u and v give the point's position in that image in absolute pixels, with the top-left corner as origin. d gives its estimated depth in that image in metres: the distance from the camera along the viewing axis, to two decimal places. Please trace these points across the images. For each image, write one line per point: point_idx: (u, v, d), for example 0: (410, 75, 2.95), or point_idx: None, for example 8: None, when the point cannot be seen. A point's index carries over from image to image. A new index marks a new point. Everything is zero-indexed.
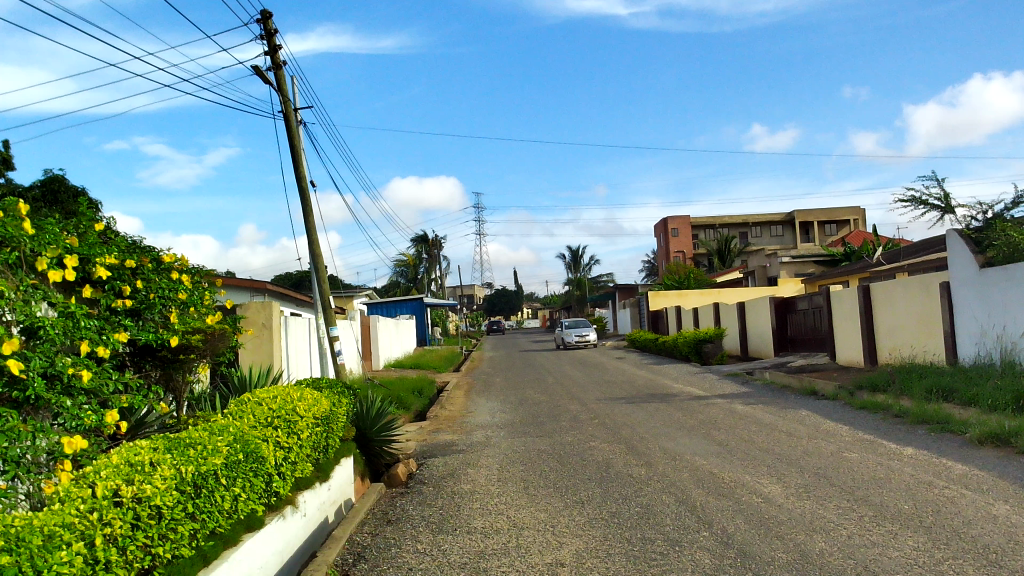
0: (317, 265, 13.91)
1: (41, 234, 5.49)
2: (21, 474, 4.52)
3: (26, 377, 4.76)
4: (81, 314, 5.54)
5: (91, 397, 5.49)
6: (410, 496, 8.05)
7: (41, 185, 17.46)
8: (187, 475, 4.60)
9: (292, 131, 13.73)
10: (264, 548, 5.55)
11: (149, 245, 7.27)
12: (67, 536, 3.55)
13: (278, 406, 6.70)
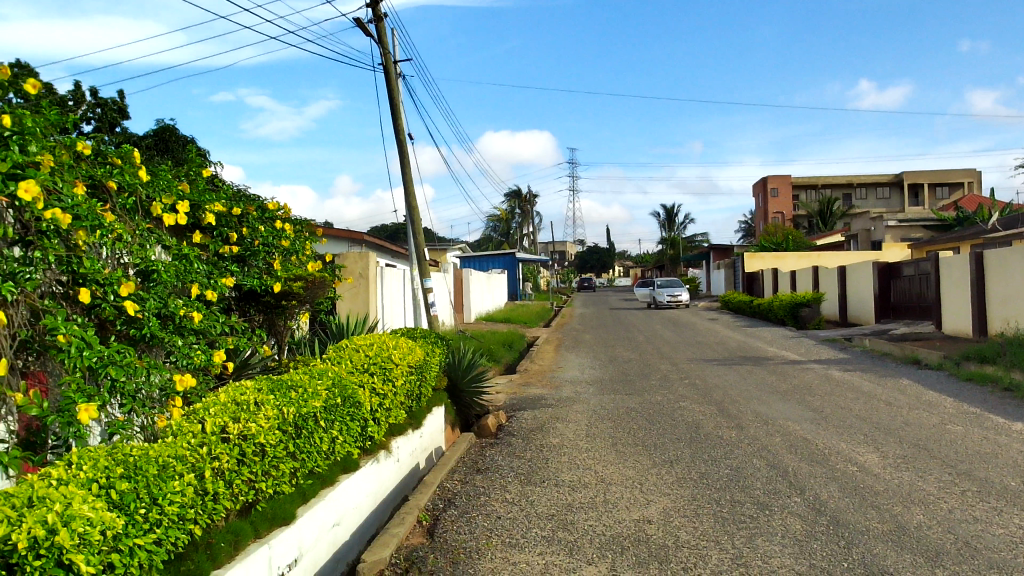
0: (413, 217, 14.10)
1: (156, 181, 5.80)
2: (137, 407, 4.77)
3: (142, 317, 5.02)
4: (192, 259, 5.81)
5: (200, 337, 5.74)
6: (500, 447, 8.16)
7: (154, 134, 18.08)
8: (289, 415, 4.78)
9: (393, 84, 13.86)
10: (359, 490, 5.76)
11: (255, 194, 7.50)
12: (180, 467, 3.75)
13: (375, 353, 6.89)
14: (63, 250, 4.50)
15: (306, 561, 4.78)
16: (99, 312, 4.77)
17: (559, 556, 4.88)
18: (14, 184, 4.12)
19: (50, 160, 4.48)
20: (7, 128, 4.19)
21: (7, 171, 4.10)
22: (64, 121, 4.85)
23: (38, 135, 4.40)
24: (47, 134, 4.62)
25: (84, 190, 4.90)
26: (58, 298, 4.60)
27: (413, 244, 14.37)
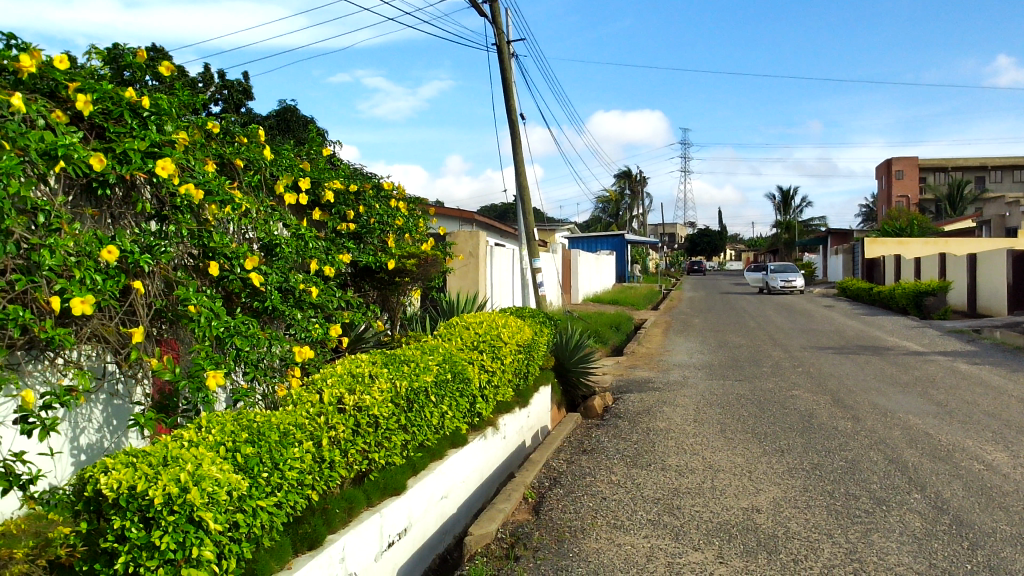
0: (523, 196, 14.15)
1: (279, 160, 6.03)
2: (259, 376, 4.99)
3: (265, 290, 5.24)
4: (312, 235, 6.01)
5: (319, 311, 5.95)
6: (606, 429, 8.13)
7: (276, 115, 18.73)
8: (401, 389, 4.91)
9: (506, 64, 13.90)
10: (467, 465, 5.87)
11: (371, 172, 7.69)
12: (299, 435, 3.90)
13: (485, 331, 6.98)
14: (195, 224, 4.75)
15: (415, 531, 4.92)
16: (226, 285, 5.01)
17: (665, 541, 4.85)
18: (151, 162, 4.40)
19: (183, 139, 4.74)
20: (145, 109, 4.47)
21: (145, 149, 4.37)
22: (196, 102, 5.11)
23: (172, 115, 4.65)
24: (180, 114, 4.88)
25: (213, 168, 5.15)
26: (189, 269, 4.85)
27: (522, 223, 14.42)
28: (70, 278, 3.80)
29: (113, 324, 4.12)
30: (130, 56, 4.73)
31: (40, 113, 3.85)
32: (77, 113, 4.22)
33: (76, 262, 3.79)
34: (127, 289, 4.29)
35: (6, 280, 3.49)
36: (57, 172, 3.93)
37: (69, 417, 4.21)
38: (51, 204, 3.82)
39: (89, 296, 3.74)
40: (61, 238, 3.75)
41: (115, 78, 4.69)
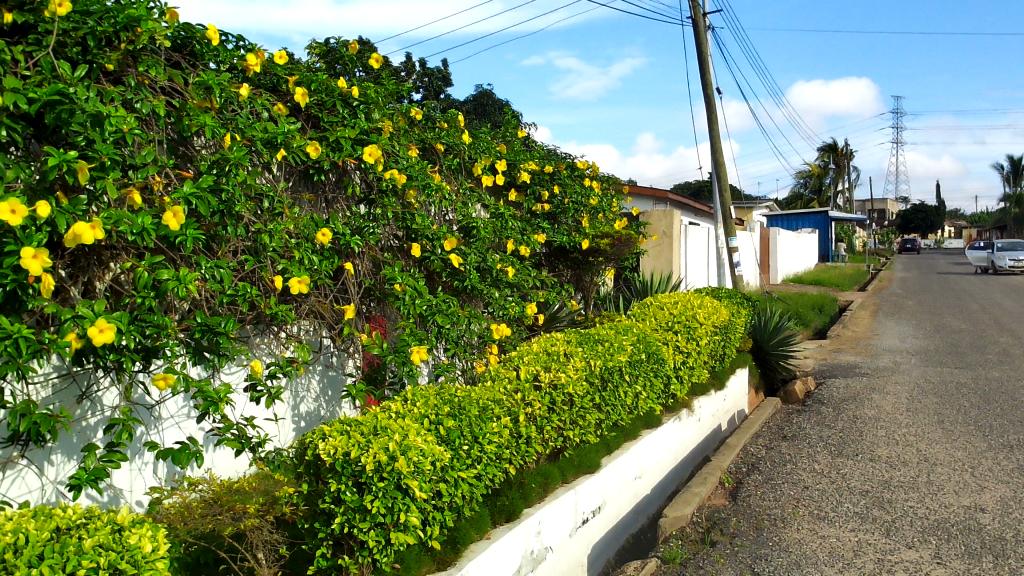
0: (719, 173, 13.72)
1: (477, 143, 6.21)
2: (459, 352, 5.15)
3: (465, 270, 5.41)
4: (508, 216, 6.13)
5: (515, 290, 6.07)
6: (808, 415, 7.76)
7: (473, 100, 19.22)
8: (596, 368, 4.93)
9: (701, 37, 13.51)
10: (661, 447, 5.81)
11: (565, 153, 7.72)
12: (497, 410, 4.01)
13: (680, 312, 6.87)
14: (399, 208, 4.98)
15: (610, 509, 4.94)
16: (429, 265, 5.19)
17: (874, 536, 4.57)
18: (360, 148, 4.66)
19: (389, 126, 4.98)
20: (355, 99, 4.76)
21: (355, 137, 4.64)
22: (400, 90, 5.35)
23: (379, 104, 4.91)
24: (386, 102, 5.14)
25: (417, 152, 5.38)
26: (395, 250, 5.10)
27: (718, 201, 13.98)
28: (291, 258, 4.10)
29: (327, 301, 4.40)
30: (343, 50, 5.05)
31: (264, 107, 4.19)
32: (296, 105, 4.57)
33: (296, 243, 4.10)
34: (340, 270, 4.59)
35: (238, 260, 3.83)
36: (280, 160, 4.25)
37: (290, 387, 4.63)
38: (275, 189, 4.14)
39: (306, 276, 4.02)
40: (283, 221, 4.06)
41: (329, 71, 5.02)
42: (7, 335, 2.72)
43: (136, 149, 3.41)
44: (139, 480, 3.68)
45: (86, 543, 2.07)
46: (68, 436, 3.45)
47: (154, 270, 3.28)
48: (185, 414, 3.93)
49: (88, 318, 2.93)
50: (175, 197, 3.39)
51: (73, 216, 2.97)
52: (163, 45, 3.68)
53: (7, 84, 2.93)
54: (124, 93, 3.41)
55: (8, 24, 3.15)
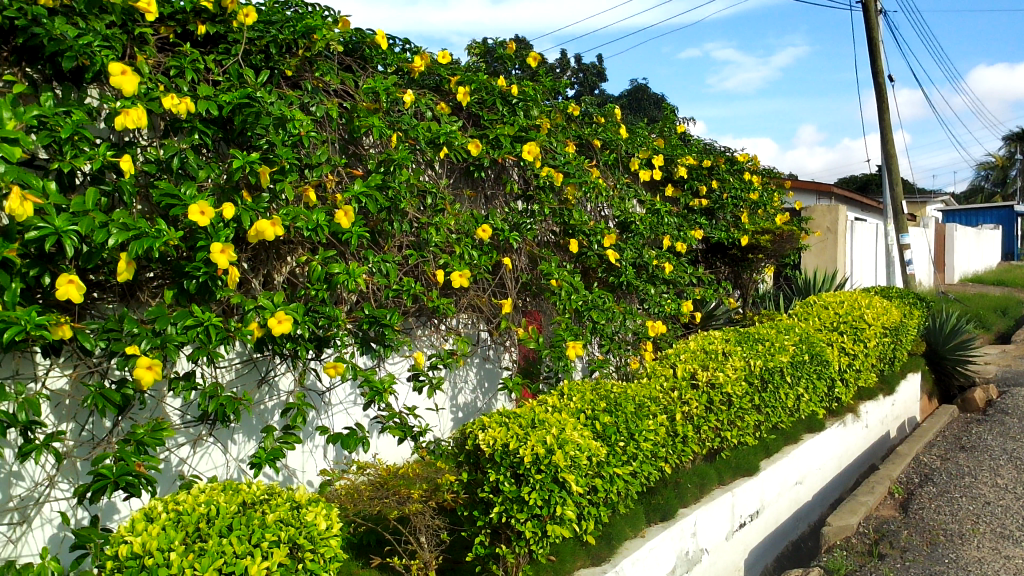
0: (891, 165, 12.95)
1: (634, 137, 6.16)
2: (614, 349, 5.13)
3: (621, 266, 5.38)
4: (665, 212, 6.05)
5: (671, 287, 5.98)
6: (989, 426, 7.20)
7: (627, 95, 19.01)
8: (755, 368, 4.78)
9: (872, 22, 12.78)
10: (824, 452, 5.57)
11: (724, 146, 7.52)
12: (654, 408, 3.97)
13: (846, 312, 6.55)
14: (556, 204, 5.02)
15: (769, 514, 4.79)
16: (585, 260, 5.21)
17: None
18: (519, 146, 4.74)
19: (547, 123, 5.03)
20: (514, 97, 4.83)
21: (514, 134, 4.71)
22: (557, 86, 5.38)
23: (538, 101, 4.97)
24: (544, 99, 5.19)
25: (574, 149, 5.41)
26: (551, 246, 5.15)
27: (889, 195, 13.20)
28: (451, 253, 4.22)
29: (485, 296, 4.51)
30: (504, 49, 5.13)
31: (428, 106, 4.33)
32: (457, 104, 4.70)
33: (456, 239, 4.21)
34: (498, 265, 4.69)
35: (402, 255, 3.99)
36: (442, 158, 4.38)
37: (450, 378, 4.78)
38: (437, 186, 4.27)
39: (466, 270, 4.13)
40: (445, 217, 4.18)
41: (489, 70, 5.12)
42: (199, 323, 2.96)
43: (312, 149, 3.60)
44: (311, 461, 3.90)
45: (269, 517, 2.22)
46: (248, 418, 3.71)
47: (327, 265, 3.46)
48: (352, 401, 4.15)
49: (268, 309, 3.15)
50: (345, 195, 3.56)
51: (257, 213, 3.17)
52: (336, 50, 3.88)
53: (200, 92, 3.18)
54: (301, 97, 3.61)
55: (202, 36, 3.42)
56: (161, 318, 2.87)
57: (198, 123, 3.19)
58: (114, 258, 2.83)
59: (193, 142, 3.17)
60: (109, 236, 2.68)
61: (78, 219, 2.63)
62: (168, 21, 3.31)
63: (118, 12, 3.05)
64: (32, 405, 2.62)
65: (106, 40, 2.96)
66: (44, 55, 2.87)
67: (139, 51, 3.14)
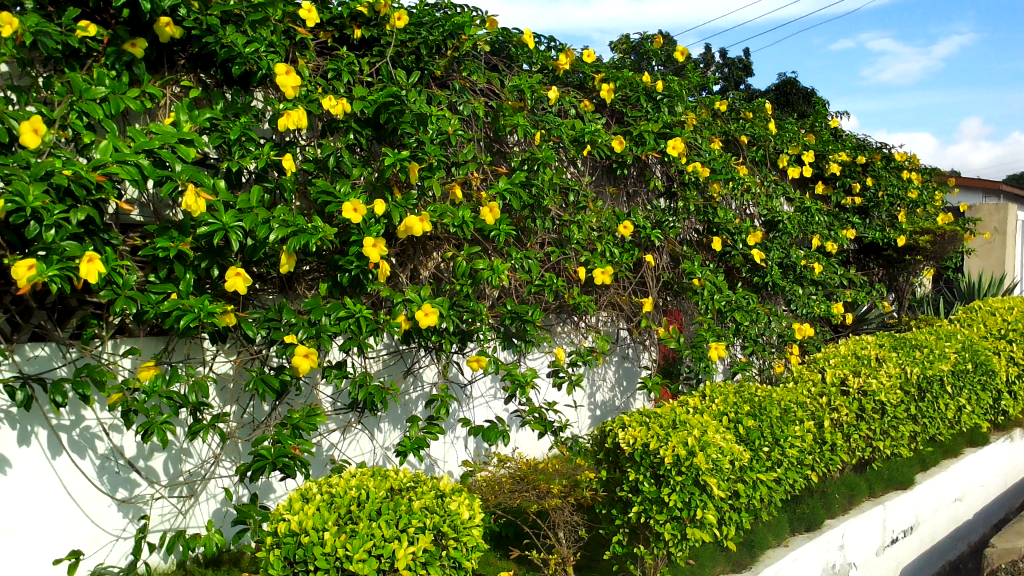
0: None
1: (783, 133, 5.94)
2: (758, 351, 4.98)
3: (767, 266, 5.21)
4: (815, 210, 5.81)
5: (820, 288, 5.74)
6: None
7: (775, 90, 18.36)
8: (912, 376, 4.52)
9: None
10: (987, 468, 5.20)
11: (881, 142, 7.14)
12: (801, 413, 3.82)
13: (1016, 319, 6.08)
14: (701, 202, 4.93)
15: (924, 531, 4.53)
16: (729, 260, 5.10)
17: None
18: (663, 142, 4.68)
19: (692, 119, 4.93)
20: (658, 93, 4.77)
21: (658, 131, 4.66)
22: (704, 81, 5.27)
23: (683, 96, 4.88)
24: (689, 94, 5.09)
25: (720, 145, 5.28)
26: (694, 244, 5.07)
27: None
28: (593, 250, 4.21)
29: (626, 294, 4.48)
30: (649, 44, 5.06)
31: (572, 104, 4.34)
32: (601, 101, 4.70)
33: (598, 236, 4.20)
34: (639, 263, 4.65)
35: (545, 252, 4.03)
36: (585, 156, 4.37)
37: (589, 376, 4.84)
38: (580, 183, 4.28)
39: (608, 268, 4.11)
40: (587, 214, 4.18)
41: (633, 66, 5.06)
42: (351, 314, 3.09)
43: (459, 147, 3.68)
44: (452, 452, 4.01)
45: (415, 504, 2.30)
46: (394, 407, 3.85)
47: (471, 260, 3.54)
48: (493, 394, 4.23)
49: (415, 302, 3.25)
50: (491, 192, 3.62)
51: (406, 210, 3.27)
52: (483, 50, 3.94)
53: (355, 92, 3.31)
54: (449, 97, 3.71)
55: (357, 39, 3.56)
56: (316, 309, 3.02)
57: (352, 123, 3.31)
58: (275, 251, 2.99)
59: (348, 141, 3.31)
60: (272, 231, 2.84)
61: (243, 215, 2.79)
62: (326, 26, 3.48)
63: (282, 20, 3.22)
64: (201, 387, 2.82)
65: (272, 46, 3.14)
66: (215, 62, 3.07)
67: (300, 55, 3.31)
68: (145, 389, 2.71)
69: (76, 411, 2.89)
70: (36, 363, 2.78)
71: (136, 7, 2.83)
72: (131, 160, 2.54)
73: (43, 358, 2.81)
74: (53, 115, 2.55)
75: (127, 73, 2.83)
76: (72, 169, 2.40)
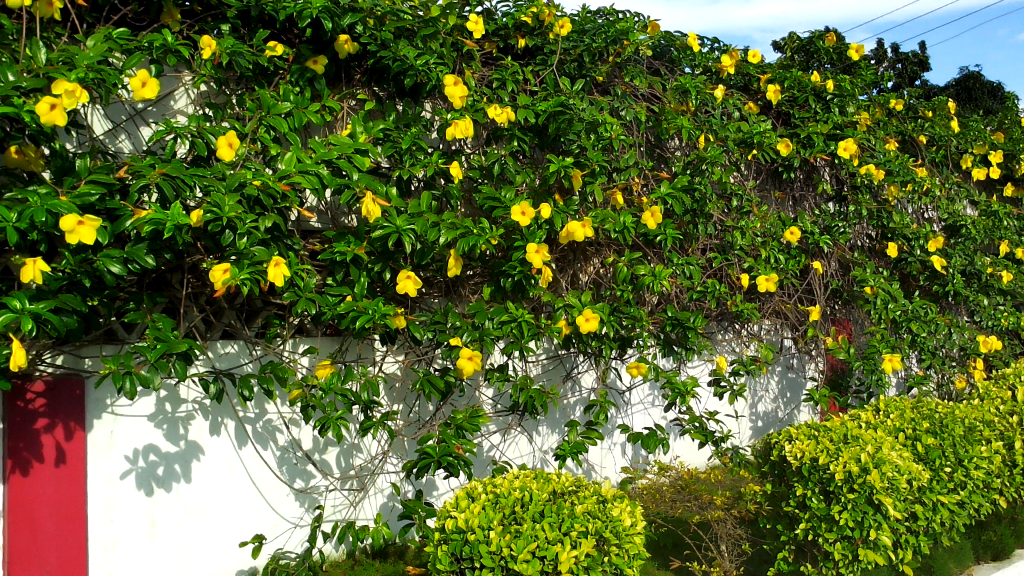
0: None
1: (967, 132, 5.55)
2: (937, 364, 4.67)
3: (947, 274, 4.88)
4: (1004, 214, 5.39)
5: (1009, 298, 5.32)
6: None
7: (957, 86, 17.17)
8: None
9: None
10: None
11: None
12: (988, 432, 3.55)
13: None
14: (874, 205, 4.69)
15: None
16: (905, 267, 4.81)
17: None
18: (834, 144, 4.48)
19: (865, 119, 4.69)
20: (829, 92, 4.57)
21: (828, 132, 4.46)
22: (877, 79, 5.01)
23: (856, 95, 4.65)
24: (862, 93, 4.85)
25: (896, 146, 5.00)
26: (866, 250, 4.83)
27: None
28: (756, 256, 4.10)
29: (791, 302, 4.31)
30: (819, 42, 4.86)
31: (736, 106, 4.23)
32: (766, 102, 4.57)
33: (763, 242, 4.08)
34: (806, 270, 4.47)
35: (707, 258, 3.96)
36: (749, 160, 4.26)
37: (751, 386, 4.71)
38: (744, 187, 4.17)
39: (773, 275, 3.96)
40: (751, 219, 4.07)
41: (801, 65, 4.88)
42: (513, 318, 3.14)
43: (621, 152, 3.67)
44: (610, 458, 4.00)
45: (578, 508, 2.31)
46: (553, 411, 3.88)
47: (632, 266, 3.51)
48: (651, 401, 4.19)
49: (575, 307, 3.26)
50: (653, 197, 3.59)
51: (567, 215, 3.29)
52: (645, 55, 3.92)
53: (520, 101, 3.37)
54: (612, 102, 3.71)
55: (521, 49, 3.64)
56: (480, 313, 3.10)
57: (517, 131, 3.37)
58: (442, 256, 3.09)
59: (512, 148, 3.36)
60: (439, 235, 2.94)
61: (414, 221, 2.91)
62: (492, 37, 3.57)
63: (451, 32, 3.34)
64: (372, 386, 2.95)
65: (440, 58, 3.25)
66: (389, 75, 3.20)
67: (467, 66, 3.42)
68: (322, 386, 2.87)
69: (260, 405, 3.10)
70: (226, 359, 3.00)
71: (318, 27, 3.01)
72: (312, 170, 2.71)
73: (233, 354, 3.02)
74: (245, 130, 2.75)
75: (309, 89, 3.02)
76: (262, 180, 2.58)
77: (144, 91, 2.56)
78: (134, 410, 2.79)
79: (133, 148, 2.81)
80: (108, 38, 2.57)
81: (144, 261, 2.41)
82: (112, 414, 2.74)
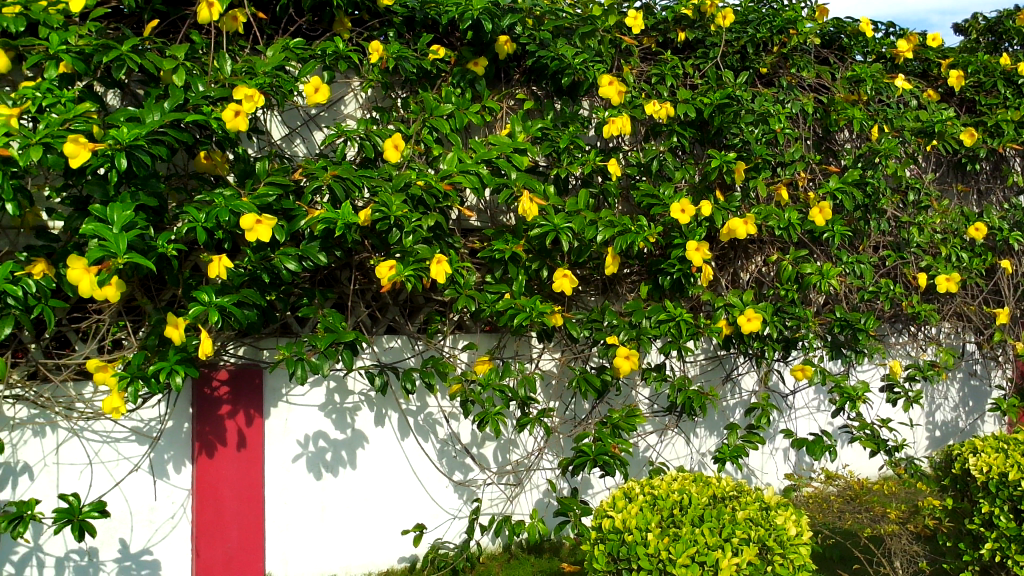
0: None
1: None
2: None
3: None
4: None
5: None
6: None
7: None
8: None
9: None
10: None
11: None
12: None
13: None
14: None
15: None
16: None
17: None
18: None
19: None
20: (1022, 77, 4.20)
21: (1020, 119, 4.09)
22: None
23: None
24: None
25: None
26: None
27: None
28: (936, 255, 3.83)
29: (975, 303, 3.99)
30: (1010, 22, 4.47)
31: (915, 94, 3.96)
32: (948, 89, 4.25)
33: (943, 239, 3.80)
34: (994, 269, 4.13)
35: (879, 256, 3.73)
36: (929, 151, 3.98)
37: (927, 393, 4.43)
38: (923, 181, 3.90)
39: (954, 275, 3.65)
40: (930, 215, 3.81)
41: (988, 47, 4.51)
42: (671, 317, 3.07)
43: (786, 146, 3.52)
44: (771, 463, 3.85)
45: (739, 514, 2.22)
46: (712, 413, 3.79)
47: (798, 264, 3.36)
48: (816, 405, 4.01)
49: (736, 307, 3.14)
50: (821, 193, 3.42)
51: (729, 212, 3.19)
52: (814, 44, 3.74)
53: (679, 96, 3.29)
54: (777, 94, 3.56)
55: (681, 43, 3.56)
56: (637, 311, 3.06)
57: (676, 127, 3.30)
58: (599, 253, 3.08)
59: (672, 144, 3.30)
60: (597, 234, 2.93)
61: (572, 218, 2.90)
62: (651, 31, 3.51)
63: (609, 29, 3.31)
64: (529, 383, 2.97)
65: (599, 56, 3.23)
66: (547, 75, 3.21)
67: (625, 62, 3.38)
68: (481, 381, 2.92)
69: (422, 398, 3.19)
70: (391, 353, 3.12)
71: (479, 29, 3.06)
72: (473, 169, 2.75)
73: (397, 348, 3.14)
74: (409, 132, 2.84)
75: (470, 90, 3.07)
76: (425, 180, 2.66)
77: (317, 96, 2.69)
78: (306, 400, 2.95)
79: (307, 152, 2.97)
80: (285, 49, 2.72)
81: (317, 258, 2.54)
82: (286, 402, 2.91)
